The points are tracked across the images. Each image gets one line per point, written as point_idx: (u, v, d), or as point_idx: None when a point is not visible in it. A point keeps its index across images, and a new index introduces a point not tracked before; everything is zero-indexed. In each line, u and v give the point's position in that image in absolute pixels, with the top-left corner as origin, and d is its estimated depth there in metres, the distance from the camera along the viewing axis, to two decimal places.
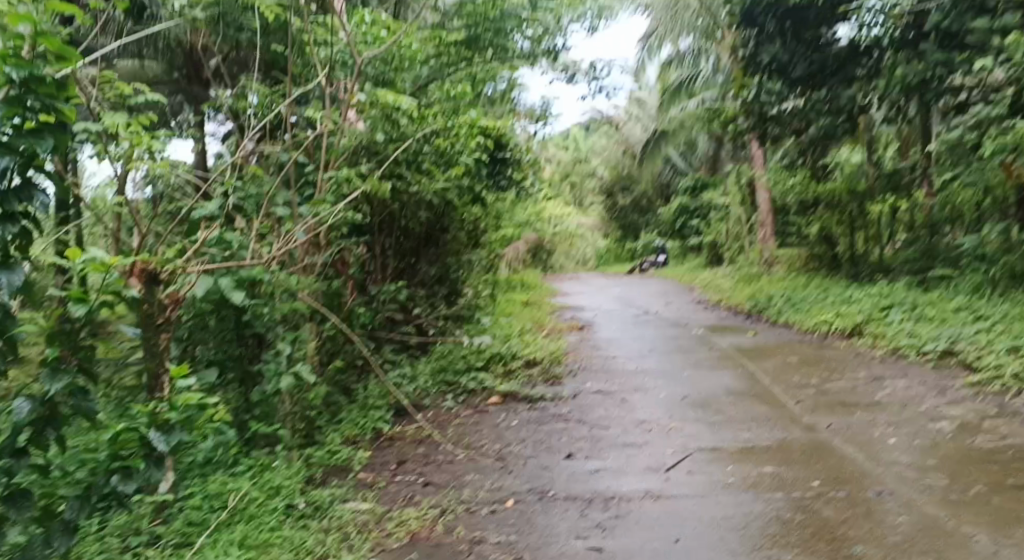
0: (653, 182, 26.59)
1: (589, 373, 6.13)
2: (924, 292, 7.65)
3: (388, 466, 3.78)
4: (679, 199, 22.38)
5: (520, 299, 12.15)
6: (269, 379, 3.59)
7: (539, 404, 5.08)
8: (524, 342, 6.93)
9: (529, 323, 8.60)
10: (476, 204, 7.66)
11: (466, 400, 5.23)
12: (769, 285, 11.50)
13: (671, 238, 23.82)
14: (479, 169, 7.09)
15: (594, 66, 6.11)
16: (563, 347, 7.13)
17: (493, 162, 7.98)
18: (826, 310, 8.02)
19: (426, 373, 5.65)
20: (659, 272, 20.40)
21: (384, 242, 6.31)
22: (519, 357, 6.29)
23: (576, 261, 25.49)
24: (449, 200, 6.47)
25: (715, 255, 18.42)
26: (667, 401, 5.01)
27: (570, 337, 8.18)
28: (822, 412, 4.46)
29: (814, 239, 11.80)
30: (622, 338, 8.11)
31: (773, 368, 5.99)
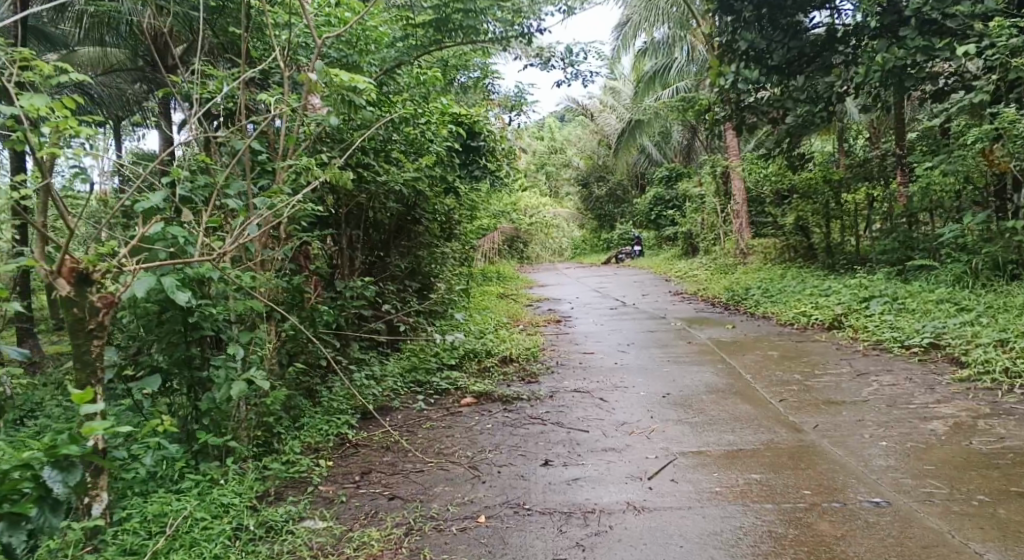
0: (628, 172, 26.42)
1: (565, 369, 5.90)
2: (905, 283, 7.53)
3: (352, 477, 3.53)
4: (655, 189, 22.24)
5: (494, 291, 11.87)
6: (220, 385, 3.31)
7: (514, 405, 4.84)
8: (498, 338, 6.69)
9: (504, 317, 8.36)
10: (448, 194, 7.37)
11: (438, 401, 4.98)
12: (746, 276, 11.37)
13: (647, 228, 23.69)
14: (451, 158, 6.81)
15: (570, 49, 5.83)
16: (538, 343, 6.90)
17: (465, 150, 7.69)
18: (806, 302, 7.87)
19: (396, 372, 5.39)
20: (635, 263, 20.25)
21: (351, 236, 6.01)
22: (493, 354, 6.06)
23: (552, 251, 25.24)
24: (419, 190, 6.19)
25: (690, 246, 18.30)
26: (648, 400, 4.80)
27: (545, 331, 7.95)
28: (809, 411, 4.29)
29: (791, 229, 11.68)
30: (599, 332, 7.91)
31: (754, 362, 5.80)
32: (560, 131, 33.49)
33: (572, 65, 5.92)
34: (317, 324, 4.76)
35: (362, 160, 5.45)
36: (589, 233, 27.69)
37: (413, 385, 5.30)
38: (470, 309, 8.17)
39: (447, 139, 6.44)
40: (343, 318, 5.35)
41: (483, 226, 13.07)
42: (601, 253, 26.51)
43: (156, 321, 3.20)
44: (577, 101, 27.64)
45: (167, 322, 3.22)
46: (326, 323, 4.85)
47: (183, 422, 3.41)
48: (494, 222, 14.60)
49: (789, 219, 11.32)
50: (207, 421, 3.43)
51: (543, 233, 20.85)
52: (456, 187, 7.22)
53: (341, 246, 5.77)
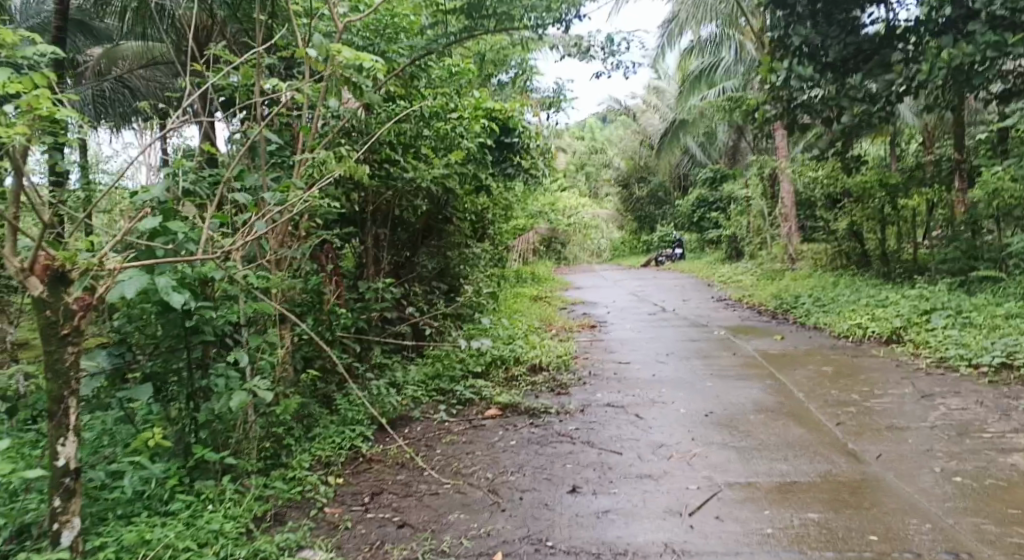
0: (670, 173, 25.82)
1: (599, 381, 5.55)
2: (969, 295, 6.97)
3: (360, 498, 3.24)
4: (698, 191, 21.65)
5: (529, 294, 11.55)
6: (218, 396, 3.06)
7: (541, 419, 4.52)
8: (529, 344, 6.36)
9: (537, 321, 8.03)
10: (481, 193, 7.08)
11: (461, 412, 4.68)
12: (793, 283, 10.83)
13: (689, 230, 23.08)
14: (483, 155, 6.50)
15: (612, 38, 5.43)
16: (571, 350, 6.56)
17: (499, 147, 7.38)
18: (859, 313, 7.36)
19: (418, 379, 5.11)
20: (676, 266, 19.69)
21: (377, 235, 5.77)
22: (522, 362, 5.75)
23: (590, 252, 24.78)
24: (449, 189, 5.93)
25: (734, 250, 17.70)
26: (687, 420, 4.43)
27: (579, 337, 7.60)
28: (869, 440, 3.86)
29: (842, 234, 11.10)
30: (636, 340, 7.53)
31: (803, 379, 5.37)
32: (602, 131, 32.99)
33: (612, 55, 5.53)
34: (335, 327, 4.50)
35: (389, 156, 5.21)
36: (629, 235, 27.16)
37: (436, 394, 5.01)
38: (502, 312, 7.86)
39: (479, 135, 6.15)
40: (365, 320, 5.09)
41: (520, 227, 12.76)
42: (641, 255, 25.97)
43: (154, 323, 2.97)
44: (618, 100, 27.14)
45: (164, 325, 2.98)
46: (345, 327, 4.59)
47: (181, 434, 3.16)
48: (532, 222, 14.28)
49: (841, 223, 10.76)
50: (206, 434, 3.18)
51: (581, 235, 20.46)
52: (489, 186, 6.93)
53: (364, 246, 5.53)
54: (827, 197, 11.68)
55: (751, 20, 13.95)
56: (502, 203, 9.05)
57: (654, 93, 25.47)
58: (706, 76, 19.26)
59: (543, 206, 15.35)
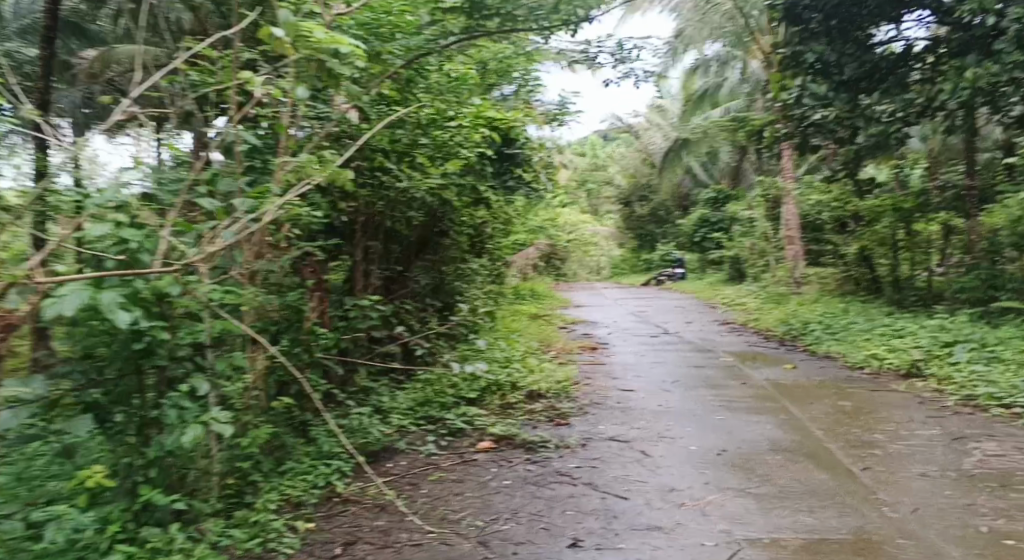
0: (672, 192, 25.54)
1: (601, 411, 5.17)
2: (992, 327, 6.61)
3: (332, 550, 2.85)
4: (700, 210, 21.34)
5: (528, 311, 11.18)
6: (170, 431, 2.72)
7: (539, 455, 4.14)
8: (526, 368, 5.99)
9: (535, 342, 7.66)
10: (479, 206, 6.74)
11: (450, 444, 4.30)
12: (800, 308, 10.48)
13: (690, 250, 22.73)
14: (483, 166, 6.15)
15: (622, 44, 5.07)
16: (572, 376, 6.18)
17: (499, 158, 7.03)
18: (873, 344, 7.00)
19: (406, 405, 4.73)
20: (677, 286, 19.33)
21: (366, 248, 5.43)
22: (519, 389, 5.37)
23: (590, 270, 24.41)
24: (446, 200, 5.60)
25: (737, 271, 17.31)
26: (697, 460, 4.06)
27: (580, 361, 7.23)
28: (900, 490, 3.49)
29: (852, 259, 10.75)
30: (639, 364, 7.15)
31: (820, 414, 5.00)
32: (604, 148, 32.78)
33: (624, 61, 5.17)
34: (315, 348, 4.14)
35: (383, 163, 4.88)
36: (630, 252, 26.82)
37: (424, 422, 4.64)
38: (499, 332, 7.50)
39: (479, 144, 5.82)
40: (349, 340, 4.73)
41: (520, 242, 12.43)
42: (641, 274, 25.61)
43: (105, 342, 2.64)
44: (622, 118, 26.93)
45: (112, 346, 2.65)
46: (325, 347, 4.23)
47: (128, 471, 2.79)
48: (532, 238, 13.95)
49: (851, 248, 10.42)
50: (156, 473, 2.81)
51: (582, 252, 20.12)
52: (488, 199, 6.61)
53: (354, 260, 5.19)
54: (836, 220, 11.35)
55: (760, 38, 13.71)
56: (501, 217, 8.72)
57: (657, 111, 25.25)
58: (711, 95, 19.04)
59: (544, 222, 15.05)
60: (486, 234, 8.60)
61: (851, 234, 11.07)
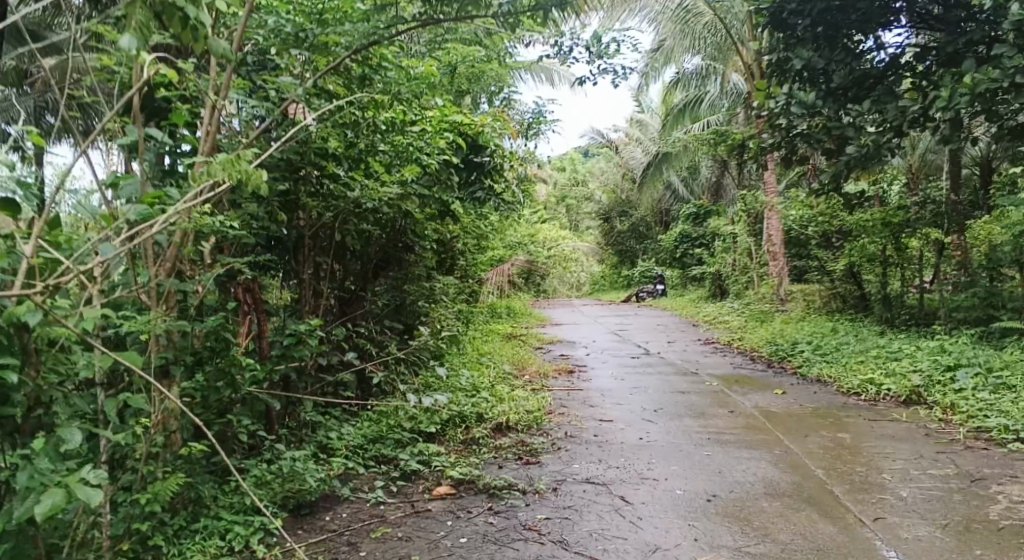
0: (652, 208, 25.22)
1: (576, 446, 4.63)
2: (995, 350, 6.21)
3: None
4: (681, 226, 21.00)
5: (504, 331, 10.66)
6: (26, 497, 2.17)
7: (503, 502, 3.60)
8: (494, 396, 5.45)
9: (507, 365, 7.11)
10: (444, 217, 6.26)
11: (402, 489, 3.76)
12: (786, 327, 10.06)
13: (671, 266, 22.35)
14: (448, 174, 5.67)
15: (600, 40, 4.60)
16: (545, 405, 5.64)
17: (466, 167, 6.32)
18: (869, 368, 6.57)
19: (354, 442, 4.18)
20: (658, 303, 18.91)
21: (316, 263, 4.92)
22: (486, 421, 4.84)
23: (569, 286, 23.94)
24: (406, 211, 5.16)
25: (718, 287, 16.89)
26: (684, 508, 3.54)
27: (555, 386, 6.69)
28: (921, 549, 3.01)
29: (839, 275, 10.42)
30: (619, 390, 6.62)
31: (817, 451, 4.50)
32: (583, 164, 32.48)
33: (603, 57, 4.68)
34: (242, 380, 3.58)
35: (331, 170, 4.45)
36: (610, 268, 26.40)
37: (374, 463, 4.08)
38: (469, 355, 6.96)
39: (443, 150, 5.36)
40: (290, 368, 4.18)
41: (497, 257, 11.95)
42: (621, 290, 25.17)
43: None
44: (601, 133, 26.67)
45: None
46: (255, 378, 3.68)
47: None
48: (510, 253, 13.47)
49: (839, 264, 10.09)
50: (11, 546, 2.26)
51: (562, 269, 19.66)
52: (455, 209, 6.13)
53: (300, 278, 4.67)
54: (822, 235, 10.98)
55: (741, 50, 13.47)
56: (470, 230, 8.24)
57: (637, 126, 25.01)
58: (690, 110, 18.80)
59: (522, 237, 14.62)
60: (457, 249, 8.10)
61: (838, 250, 10.70)
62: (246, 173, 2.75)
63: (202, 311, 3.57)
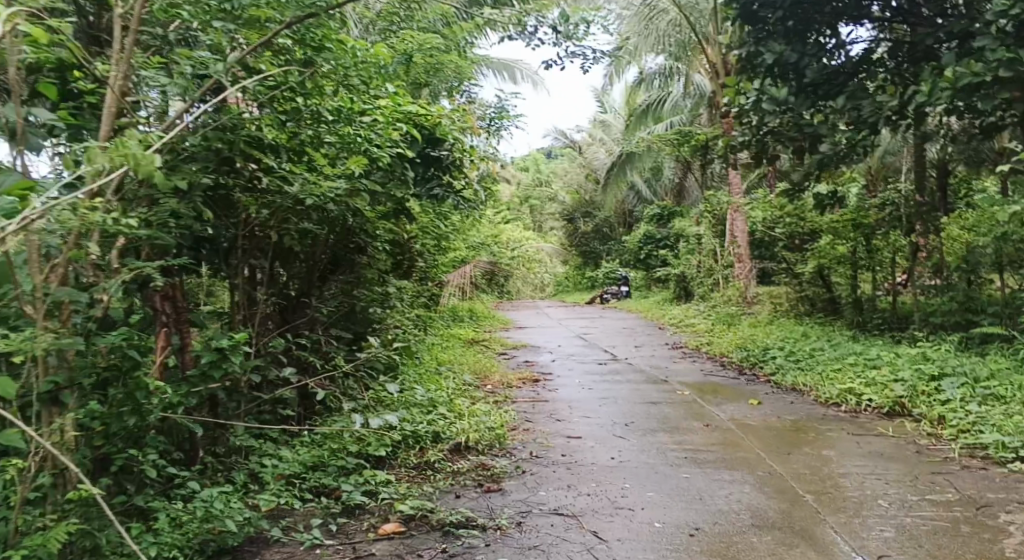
0: (615, 208, 24.99)
1: (542, 468, 4.19)
2: (977, 358, 6.03)
3: None
4: (645, 227, 20.79)
5: (464, 336, 10.19)
6: None
7: (461, 542, 3.15)
8: (452, 412, 4.98)
9: (466, 374, 6.65)
10: (398, 214, 5.81)
11: (344, 527, 3.28)
12: (755, 331, 9.81)
13: (634, 268, 22.13)
14: (401, 168, 5.21)
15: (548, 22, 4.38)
16: (507, 420, 5.18)
17: (422, 161, 5.78)
18: (848, 378, 6.33)
19: (290, 472, 3.67)
20: (623, 305, 18.62)
21: (251, 266, 4.42)
22: (443, 442, 4.38)
23: (532, 287, 23.52)
24: (355, 209, 4.73)
25: (683, 289, 16.65)
26: (665, 546, 3.13)
27: (518, 397, 6.25)
28: None
29: (809, 277, 10.37)
30: (586, 401, 6.20)
31: (804, 474, 4.14)
32: (545, 165, 32.15)
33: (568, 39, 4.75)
34: (154, 405, 3.06)
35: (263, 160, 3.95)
36: (572, 270, 26.08)
37: (313, 495, 3.59)
38: (426, 364, 6.48)
39: (396, 142, 4.94)
40: (217, 386, 3.67)
41: (459, 258, 11.50)
42: (584, 292, 24.85)
43: None
44: (564, 133, 26.41)
45: None
46: (171, 401, 3.17)
47: None
48: (471, 255, 12.99)
49: (810, 266, 10.01)
50: None
51: (525, 270, 19.22)
52: (410, 207, 5.70)
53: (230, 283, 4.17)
54: (790, 236, 10.78)
55: (707, 48, 13.28)
56: (428, 230, 7.79)
57: (600, 126, 24.77)
58: (654, 109, 18.61)
59: (484, 238, 14.16)
60: (414, 251, 7.62)
61: (806, 252, 10.51)
62: (133, 158, 2.33)
63: (106, 323, 3.04)
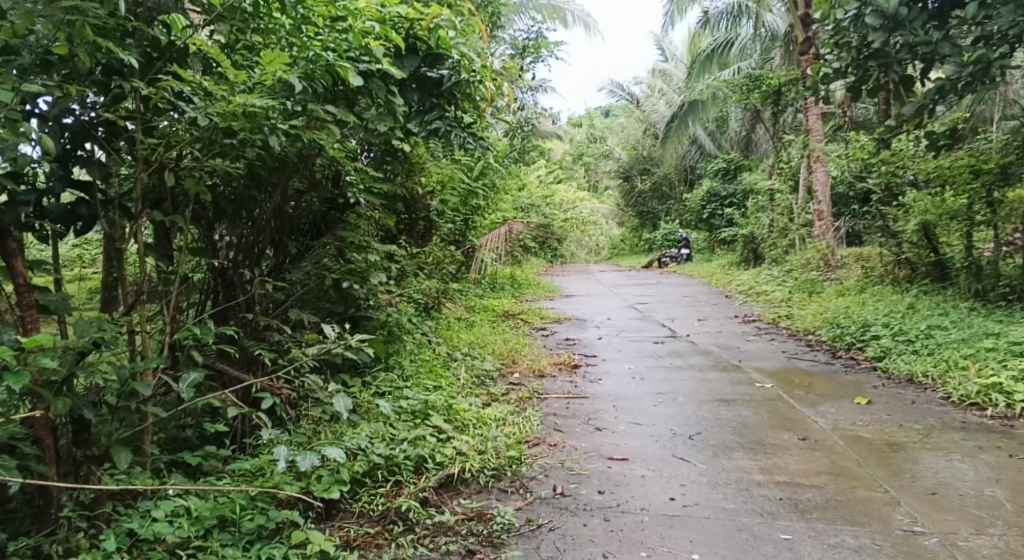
0: (676, 164, 23.05)
1: (569, 518, 2.86)
2: None
3: None
4: (708, 183, 18.99)
5: (500, 309, 8.86)
6: None
7: None
8: (451, 424, 3.69)
9: (487, 361, 5.36)
10: (392, 157, 4.51)
11: None
12: (843, 302, 8.24)
13: (696, 229, 20.38)
14: (380, 90, 3.85)
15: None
16: (528, 432, 3.87)
17: (420, 86, 4.36)
18: (990, 368, 4.78)
19: (175, 538, 2.44)
20: (683, 268, 17.02)
21: (159, 222, 3.20)
22: (429, 474, 3.09)
23: (585, 250, 22.03)
24: (312, 145, 3.44)
25: (751, 253, 14.69)
26: None
27: (550, 391, 4.93)
28: None
29: (911, 236, 8.65)
30: (637, 398, 4.82)
31: (968, 540, 2.71)
32: (602, 121, 30.28)
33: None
34: None
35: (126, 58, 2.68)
36: (629, 232, 24.41)
37: None
38: (436, 349, 5.19)
39: (376, 57, 3.57)
40: (72, 404, 2.50)
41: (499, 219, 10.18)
42: (640, 255, 23.05)
43: None
44: (621, 86, 24.66)
45: None
46: None
47: None
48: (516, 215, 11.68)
49: (912, 223, 8.32)
50: None
51: (579, 233, 17.64)
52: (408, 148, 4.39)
53: (117, 246, 2.97)
54: (886, 187, 9.08)
55: None
56: (449, 184, 6.48)
57: (659, 76, 22.82)
58: (719, 54, 16.66)
59: (531, 197, 12.74)
60: (431, 208, 6.31)
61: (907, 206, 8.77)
62: None
63: None
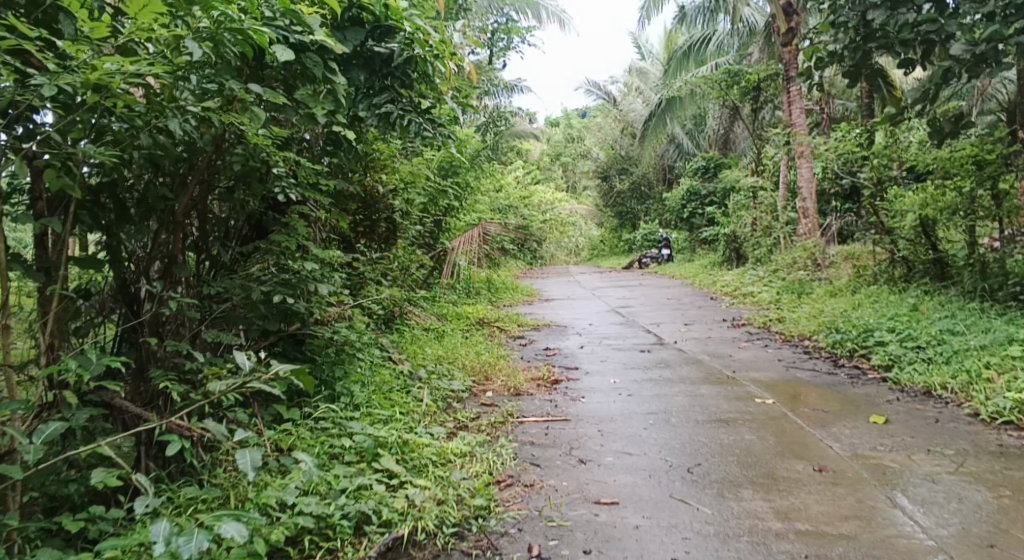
0: (655, 163, 22.56)
1: None
2: None
3: None
4: (689, 181, 18.51)
5: (474, 316, 8.23)
6: None
7: None
8: (405, 465, 3.07)
9: (455, 380, 4.73)
10: (338, 150, 3.87)
11: None
12: (839, 304, 7.73)
13: (677, 228, 19.89)
14: (317, 69, 3.17)
15: None
16: (500, 470, 3.26)
17: (365, 66, 3.70)
18: (1019, 381, 4.26)
19: None
20: (664, 269, 16.49)
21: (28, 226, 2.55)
22: (374, 537, 2.48)
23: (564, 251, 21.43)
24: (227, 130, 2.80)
25: (733, 252, 14.16)
26: None
27: (526, 413, 4.32)
28: None
29: (907, 233, 8.17)
30: (624, 420, 4.23)
31: None
32: (579, 122, 29.78)
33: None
34: None
35: None
36: (609, 232, 23.86)
37: None
38: (396, 369, 4.56)
39: (309, 26, 2.96)
40: None
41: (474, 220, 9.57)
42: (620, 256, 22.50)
43: None
44: (598, 85, 24.18)
45: None
46: None
47: None
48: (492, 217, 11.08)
49: (908, 219, 7.84)
50: None
51: (559, 234, 17.01)
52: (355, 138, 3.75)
53: None
54: (879, 181, 8.61)
55: None
56: (412, 183, 5.84)
57: (637, 74, 22.34)
58: (696, 51, 16.23)
59: (508, 198, 12.12)
60: (393, 209, 5.68)
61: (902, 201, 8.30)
62: None
63: None
